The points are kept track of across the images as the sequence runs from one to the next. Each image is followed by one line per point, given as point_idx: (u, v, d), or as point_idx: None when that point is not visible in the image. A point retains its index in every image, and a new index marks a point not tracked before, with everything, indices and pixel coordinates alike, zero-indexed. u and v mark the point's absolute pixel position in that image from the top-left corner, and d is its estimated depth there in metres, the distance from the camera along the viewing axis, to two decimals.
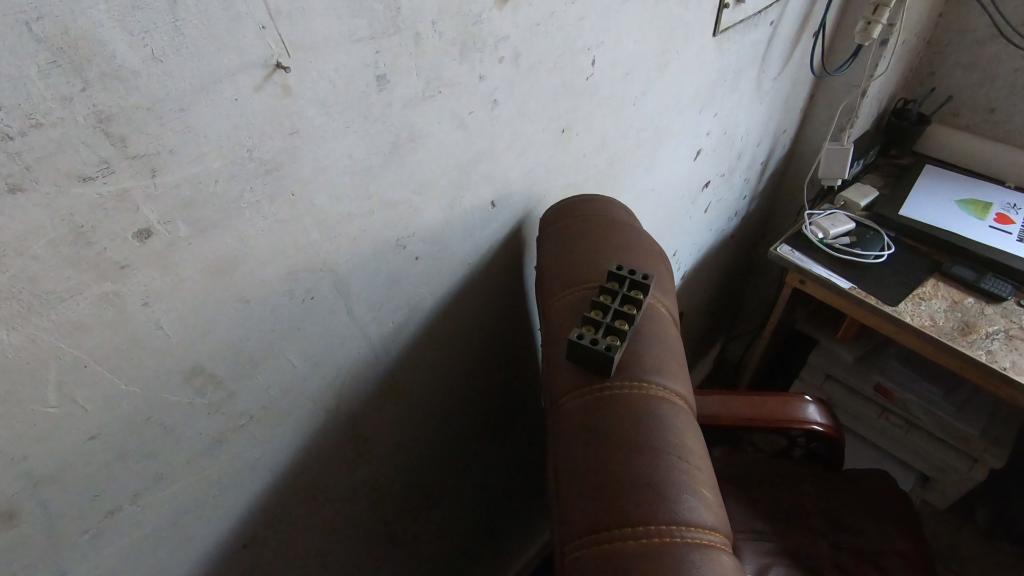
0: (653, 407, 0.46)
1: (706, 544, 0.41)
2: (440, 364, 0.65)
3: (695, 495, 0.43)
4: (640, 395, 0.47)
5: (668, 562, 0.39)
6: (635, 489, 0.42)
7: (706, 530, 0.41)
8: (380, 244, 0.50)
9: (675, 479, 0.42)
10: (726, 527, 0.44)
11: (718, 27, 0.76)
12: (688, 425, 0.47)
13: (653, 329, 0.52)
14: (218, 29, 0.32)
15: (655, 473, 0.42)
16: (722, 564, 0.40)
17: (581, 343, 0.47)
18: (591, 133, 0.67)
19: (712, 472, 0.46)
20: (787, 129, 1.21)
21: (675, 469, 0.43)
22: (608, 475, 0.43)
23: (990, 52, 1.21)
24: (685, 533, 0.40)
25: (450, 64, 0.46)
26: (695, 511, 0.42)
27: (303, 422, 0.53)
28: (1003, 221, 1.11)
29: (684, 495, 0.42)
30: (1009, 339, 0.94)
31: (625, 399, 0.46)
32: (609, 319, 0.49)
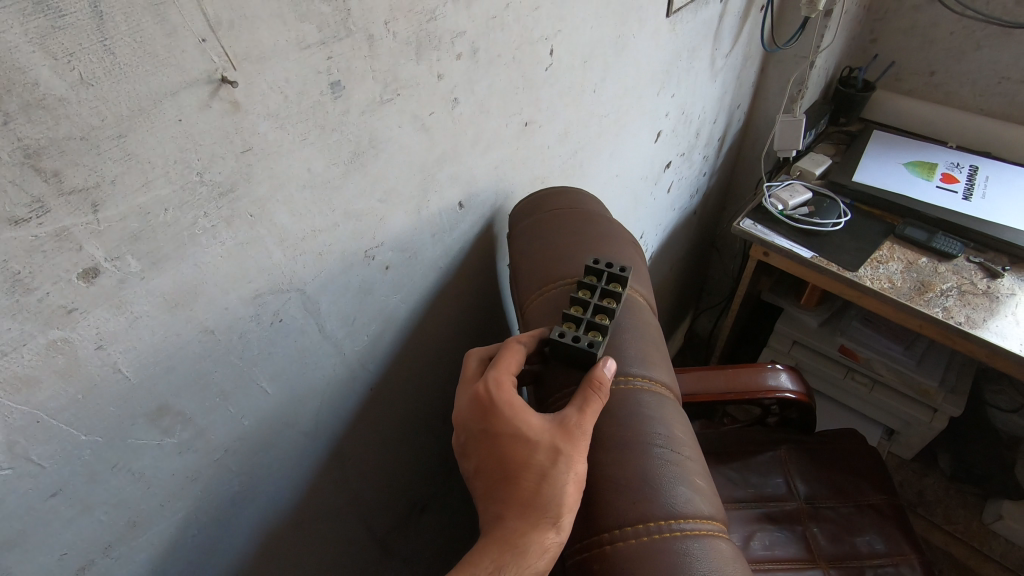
0: (640, 401, 0.46)
1: (706, 534, 0.41)
2: (419, 371, 0.64)
3: (690, 486, 0.43)
4: (626, 391, 0.46)
5: (669, 558, 0.39)
6: (630, 487, 0.42)
7: (704, 519, 0.41)
8: (348, 258, 0.48)
9: (670, 473, 0.42)
10: (721, 513, 0.44)
11: (671, 8, 0.76)
12: (676, 415, 0.47)
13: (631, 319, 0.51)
14: (153, 45, 0.29)
15: (648, 471, 0.42)
16: (722, 552, 0.40)
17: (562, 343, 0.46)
18: (554, 125, 0.66)
19: (703, 461, 0.46)
20: (741, 103, 1.23)
21: (669, 463, 0.43)
22: (599, 477, 0.43)
23: (927, 16, 1.25)
24: (684, 525, 0.40)
25: (407, 65, 0.44)
26: (691, 502, 0.42)
27: (281, 447, 0.51)
28: (948, 180, 1.16)
29: (680, 488, 0.42)
30: (962, 295, 0.98)
31: (612, 396, 0.46)
32: (590, 314, 0.47)
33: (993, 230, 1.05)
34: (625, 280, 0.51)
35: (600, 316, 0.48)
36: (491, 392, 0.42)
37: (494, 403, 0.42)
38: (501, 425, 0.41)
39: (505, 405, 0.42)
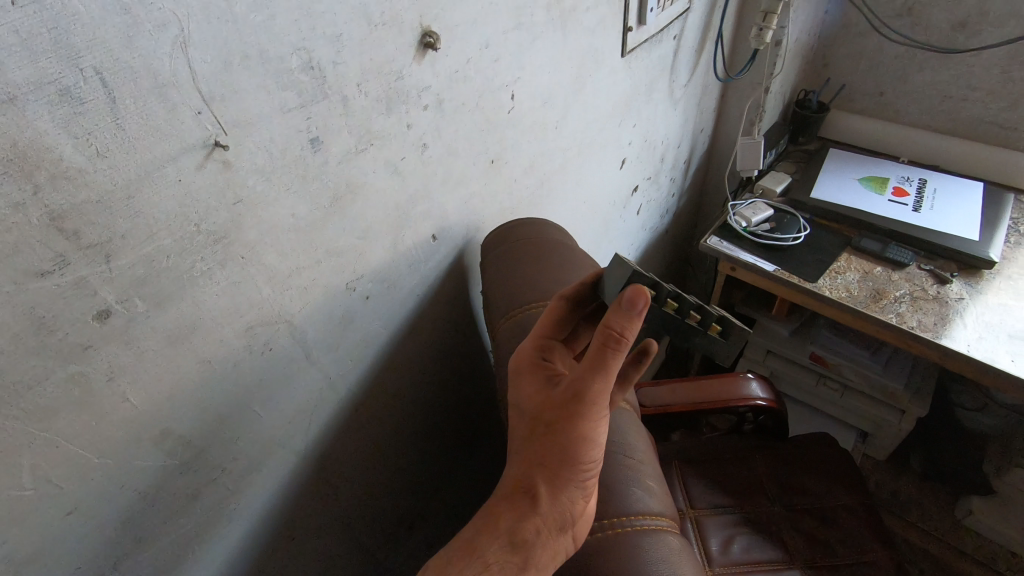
0: None
1: (657, 529, 0.46)
2: (401, 391, 0.68)
3: (641, 486, 0.48)
4: None
5: (622, 551, 0.44)
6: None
7: (655, 516, 0.46)
8: (330, 291, 0.53)
9: (623, 477, 0.48)
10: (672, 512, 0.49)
11: (625, 48, 0.83)
12: (632, 426, 0.52)
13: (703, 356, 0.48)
14: (157, 120, 0.35)
15: (602, 474, 0.48)
16: (670, 545, 0.45)
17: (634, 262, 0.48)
18: (520, 159, 0.72)
19: (656, 465, 0.52)
20: (704, 127, 1.30)
21: (623, 468, 0.48)
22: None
23: (872, 41, 1.34)
24: (636, 521, 0.46)
25: (378, 118, 0.50)
26: (643, 501, 0.47)
27: (272, 467, 0.55)
28: (899, 193, 1.24)
29: (631, 489, 0.47)
30: (914, 301, 1.05)
31: None
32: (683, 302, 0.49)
33: (941, 239, 1.12)
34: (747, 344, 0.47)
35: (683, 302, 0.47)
36: (519, 355, 0.48)
37: (516, 365, 0.47)
38: (520, 385, 0.46)
39: (523, 366, 0.47)
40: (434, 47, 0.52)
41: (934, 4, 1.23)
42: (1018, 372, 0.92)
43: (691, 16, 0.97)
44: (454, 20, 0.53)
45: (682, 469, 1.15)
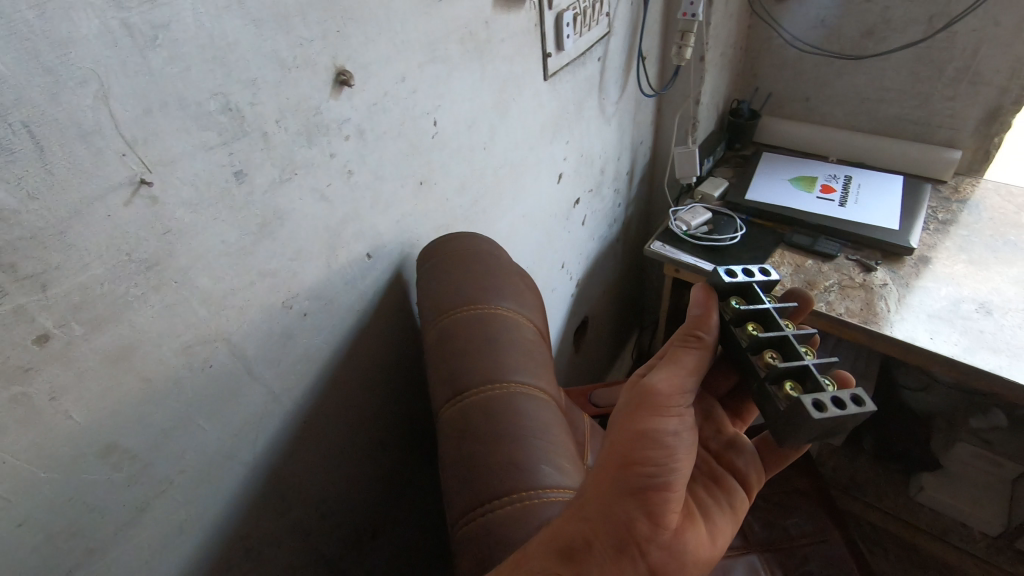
0: (510, 400, 0.55)
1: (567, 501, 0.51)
2: (350, 403, 0.72)
3: (553, 464, 0.52)
4: (499, 393, 0.55)
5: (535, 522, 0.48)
6: (501, 470, 0.50)
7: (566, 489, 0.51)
8: (267, 309, 0.57)
9: (533, 456, 0.52)
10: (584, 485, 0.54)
11: (547, 72, 0.90)
12: (546, 411, 0.56)
13: (767, 409, 0.53)
14: (83, 163, 0.39)
15: (514, 455, 0.51)
16: None
17: (754, 289, 0.59)
18: (450, 180, 0.77)
19: (569, 444, 0.56)
20: (644, 140, 1.38)
21: (534, 448, 0.52)
22: (478, 465, 0.51)
23: (793, 52, 1.44)
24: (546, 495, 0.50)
25: (301, 150, 0.55)
26: (553, 476, 0.51)
27: (222, 478, 0.59)
28: (827, 190, 1.32)
29: (542, 466, 0.51)
30: (842, 290, 1.12)
31: (488, 399, 0.54)
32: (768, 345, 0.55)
33: (865, 230, 1.20)
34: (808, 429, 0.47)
35: (772, 343, 0.54)
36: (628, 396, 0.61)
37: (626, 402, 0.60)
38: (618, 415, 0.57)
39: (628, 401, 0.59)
40: (349, 83, 0.57)
41: (843, 15, 1.33)
42: (935, 348, 0.99)
43: (612, 38, 1.05)
44: (368, 59, 0.58)
45: None
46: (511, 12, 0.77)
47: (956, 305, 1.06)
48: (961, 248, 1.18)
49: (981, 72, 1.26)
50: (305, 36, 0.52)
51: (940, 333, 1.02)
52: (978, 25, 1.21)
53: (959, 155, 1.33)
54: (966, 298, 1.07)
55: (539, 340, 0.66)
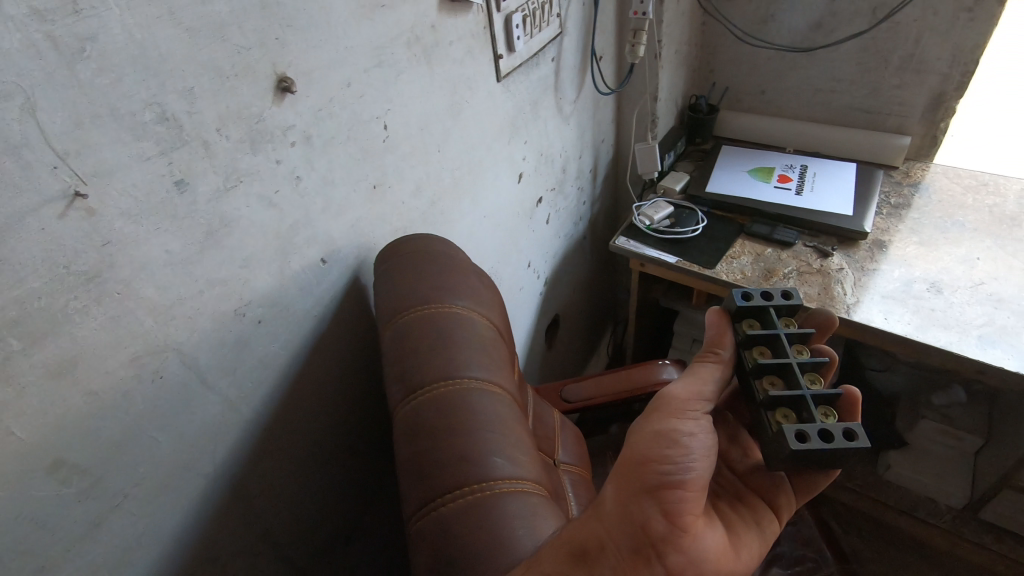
0: (463, 396, 0.55)
1: (516, 490, 0.52)
2: (313, 408, 0.73)
3: (503, 455, 0.53)
4: (451, 389, 0.55)
5: (486, 512, 0.49)
6: (452, 463, 0.51)
7: (515, 480, 0.52)
8: (218, 317, 0.57)
9: (484, 448, 0.52)
10: (534, 476, 0.55)
11: (499, 73, 0.91)
12: (498, 404, 0.57)
13: (759, 430, 0.59)
14: (11, 177, 0.39)
15: (466, 448, 0.52)
16: (529, 502, 0.52)
17: (769, 313, 0.64)
18: (404, 183, 0.78)
19: (520, 435, 0.57)
20: (605, 138, 1.40)
21: (486, 441, 0.53)
22: (429, 459, 0.51)
23: (746, 48, 1.48)
24: (497, 485, 0.51)
25: (244, 157, 0.55)
26: (503, 467, 0.52)
27: (181, 489, 0.59)
28: (784, 180, 1.36)
29: (493, 458, 0.52)
30: (800, 276, 1.15)
31: (440, 395, 0.55)
32: (774, 371, 0.60)
33: (820, 217, 1.23)
34: (785, 457, 0.53)
35: (773, 369, 0.60)
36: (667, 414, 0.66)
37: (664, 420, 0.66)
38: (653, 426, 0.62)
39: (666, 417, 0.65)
40: (291, 90, 0.58)
41: (790, 10, 1.37)
42: (888, 327, 1.03)
43: (565, 39, 1.07)
44: (310, 65, 0.59)
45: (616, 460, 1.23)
46: (458, 15, 0.78)
47: (908, 285, 1.10)
48: (913, 231, 1.22)
49: (924, 60, 1.30)
50: (243, 44, 0.52)
51: (893, 313, 1.05)
52: (919, 15, 1.25)
53: (909, 140, 1.38)
54: (917, 278, 1.11)
55: (495, 335, 0.66)
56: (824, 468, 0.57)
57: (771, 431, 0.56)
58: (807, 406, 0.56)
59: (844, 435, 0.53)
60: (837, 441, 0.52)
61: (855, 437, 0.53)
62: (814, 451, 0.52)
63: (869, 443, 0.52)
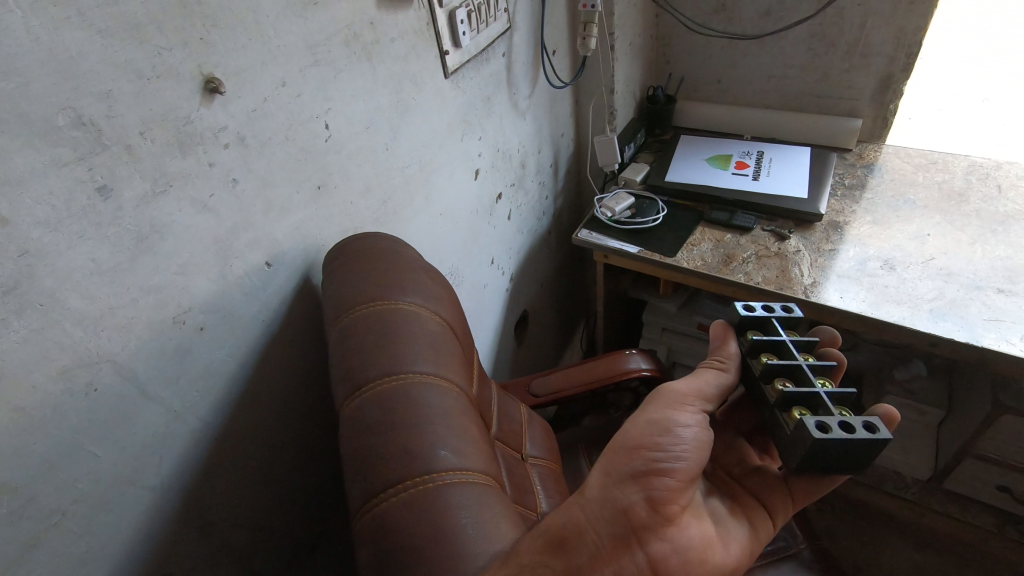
0: (407, 391, 0.55)
1: (459, 482, 0.52)
2: (267, 415, 0.72)
3: (447, 448, 0.53)
4: (395, 385, 0.55)
5: (427, 506, 0.49)
6: (392, 458, 0.51)
7: (459, 472, 0.52)
8: (155, 326, 0.56)
9: (426, 442, 0.52)
10: (481, 467, 0.55)
11: (447, 69, 0.90)
12: (444, 398, 0.57)
13: (778, 431, 0.62)
14: None
15: (409, 443, 0.52)
16: (473, 493, 0.52)
17: (772, 325, 0.70)
18: (351, 183, 0.77)
19: (468, 428, 0.57)
20: (565, 132, 1.40)
21: (429, 435, 0.53)
22: (370, 455, 0.51)
23: (700, 38, 1.50)
24: (440, 478, 0.51)
25: (173, 161, 0.54)
26: (446, 460, 0.52)
27: (126, 504, 0.57)
28: (741, 167, 1.37)
29: (436, 451, 0.52)
30: (759, 260, 1.16)
31: (383, 391, 0.55)
32: (784, 374, 0.64)
33: (777, 201, 1.25)
34: (807, 447, 0.55)
35: (784, 372, 0.64)
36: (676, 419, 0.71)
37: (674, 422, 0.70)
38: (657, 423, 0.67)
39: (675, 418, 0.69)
40: (220, 90, 0.57)
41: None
42: (843, 305, 1.05)
43: (515, 33, 1.07)
44: (239, 65, 0.58)
45: (588, 452, 1.23)
46: (398, 11, 0.77)
47: (863, 264, 1.12)
48: (867, 211, 1.25)
49: (870, 44, 1.33)
50: (164, 44, 0.51)
51: (848, 292, 1.07)
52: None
53: (860, 123, 1.41)
54: (871, 257, 1.13)
55: (444, 330, 0.66)
56: (844, 466, 0.58)
57: (789, 427, 0.59)
58: (821, 402, 0.60)
59: (864, 426, 0.55)
60: (856, 430, 0.55)
61: (875, 425, 0.55)
62: (834, 439, 0.54)
63: (888, 430, 0.54)
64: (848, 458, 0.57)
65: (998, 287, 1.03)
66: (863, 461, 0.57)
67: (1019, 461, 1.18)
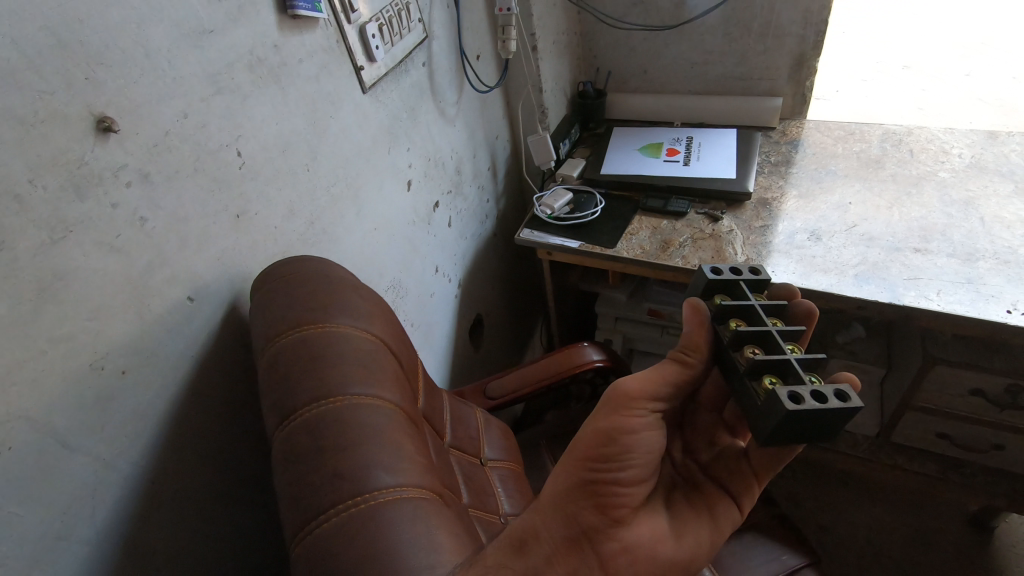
0: (339, 414, 0.55)
1: (394, 500, 0.52)
2: (205, 451, 0.70)
3: (381, 465, 0.53)
4: (328, 408, 0.55)
5: (361, 526, 0.49)
6: (326, 483, 0.51)
7: (392, 488, 0.52)
8: (71, 376, 0.54)
9: (359, 461, 0.52)
10: (418, 483, 0.55)
11: (364, 85, 0.90)
12: (378, 417, 0.57)
13: (748, 402, 0.60)
14: None
15: (341, 466, 0.52)
16: (407, 510, 0.52)
17: (739, 288, 0.69)
18: (271, 209, 0.76)
19: (405, 444, 0.57)
20: (499, 134, 1.42)
21: (362, 454, 0.53)
22: (302, 482, 0.51)
23: (622, 31, 1.54)
24: (374, 497, 0.51)
25: (70, 205, 0.53)
26: (380, 478, 0.52)
27: (58, 562, 0.55)
28: (672, 153, 1.41)
29: (370, 469, 0.52)
30: (694, 243, 1.20)
31: (316, 415, 0.55)
32: (756, 342, 0.62)
33: (707, 184, 1.29)
34: (780, 417, 0.53)
35: (753, 338, 0.62)
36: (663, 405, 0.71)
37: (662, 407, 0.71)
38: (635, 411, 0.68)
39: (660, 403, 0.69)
40: (114, 129, 0.55)
41: None
42: (776, 279, 1.09)
43: (434, 42, 1.07)
44: (134, 101, 0.57)
45: (550, 448, 1.25)
46: (304, 31, 0.77)
47: (792, 236, 1.17)
48: (792, 185, 1.30)
49: (780, 25, 1.38)
50: (45, 88, 0.50)
51: (779, 266, 1.11)
52: None
53: (780, 101, 1.47)
54: (799, 229, 1.18)
55: (379, 351, 0.66)
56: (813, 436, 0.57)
57: (761, 397, 0.57)
58: (792, 369, 0.58)
59: (835, 395, 0.55)
60: (829, 400, 0.53)
61: (846, 395, 0.54)
62: (810, 408, 0.53)
63: (860, 400, 0.53)
64: (817, 427, 0.55)
65: (915, 247, 1.09)
66: (829, 430, 0.56)
67: (954, 408, 1.25)
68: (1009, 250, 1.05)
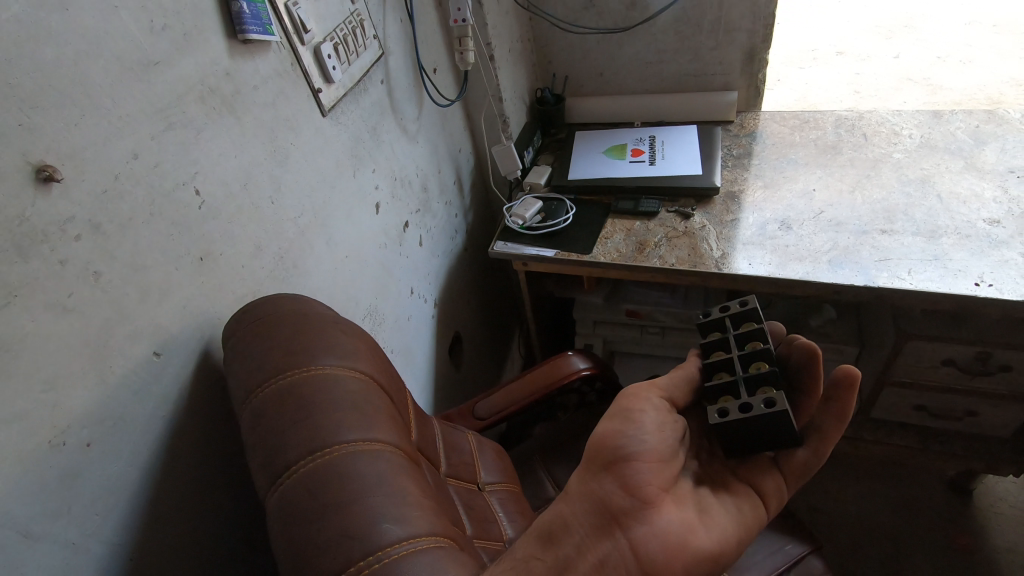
0: (340, 464, 0.51)
1: (409, 552, 0.48)
2: (186, 517, 0.64)
3: (389, 517, 0.49)
4: (327, 459, 0.51)
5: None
6: (332, 545, 0.47)
7: (402, 540, 0.49)
8: (29, 457, 0.49)
9: (365, 518, 0.49)
10: (431, 526, 0.52)
11: (323, 107, 0.86)
12: (381, 464, 0.53)
13: None
14: None
15: (343, 523, 0.48)
16: (424, 560, 0.48)
17: (726, 325, 0.71)
18: (237, 247, 0.71)
19: (412, 487, 0.54)
20: (463, 147, 1.39)
21: (368, 508, 0.49)
22: (306, 547, 0.47)
23: (575, 35, 1.53)
24: (387, 553, 0.47)
25: (12, 268, 0.47)
26: (390, 529, 0.49)
27: None
28: (636, 154, 1.41)
29: (379, 523, 0.49)
30: (669, 242, 1.20)
31: (315, 469, 0.51)
32: (721, 368, 0.66)
33: (675, 182, 1.30)
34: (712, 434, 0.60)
35: (718, 365, 0.67)
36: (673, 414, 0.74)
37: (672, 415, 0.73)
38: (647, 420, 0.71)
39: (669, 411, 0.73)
40: (56, 178, 0.50)
41: None
42: (752, 271, 1.10)
43: (390, 58, 1.04)
44: (77, 145, 0.52)
45: (545, 463, 1.22)
46: (256, 57, 0.73)
47: (763, 228, 1.18)
48: (757, 177, 1.32)
49: (730, 21, 1.41)
50: None
51: (754, 257, 1.12)
52: None
53: (736, 95, 1.48)
54: (768, 220, 1.20)
55: (371, 390, 0.61)
56: (769, 435, 0.61)
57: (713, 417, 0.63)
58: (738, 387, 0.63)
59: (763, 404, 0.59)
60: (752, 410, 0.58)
61: (770, 404, 0.58)
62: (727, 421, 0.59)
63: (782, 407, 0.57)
64: (759, 432, 0.60)
65: (881, 229, 1.12)
66: (778, 432, 0.60)
67: (928, 380, 1.28)
68: (968, 224, 1.09)
